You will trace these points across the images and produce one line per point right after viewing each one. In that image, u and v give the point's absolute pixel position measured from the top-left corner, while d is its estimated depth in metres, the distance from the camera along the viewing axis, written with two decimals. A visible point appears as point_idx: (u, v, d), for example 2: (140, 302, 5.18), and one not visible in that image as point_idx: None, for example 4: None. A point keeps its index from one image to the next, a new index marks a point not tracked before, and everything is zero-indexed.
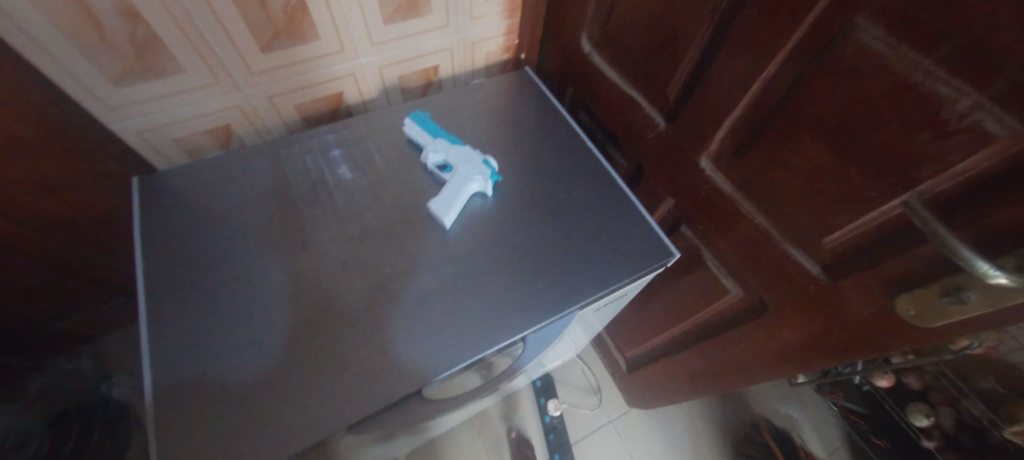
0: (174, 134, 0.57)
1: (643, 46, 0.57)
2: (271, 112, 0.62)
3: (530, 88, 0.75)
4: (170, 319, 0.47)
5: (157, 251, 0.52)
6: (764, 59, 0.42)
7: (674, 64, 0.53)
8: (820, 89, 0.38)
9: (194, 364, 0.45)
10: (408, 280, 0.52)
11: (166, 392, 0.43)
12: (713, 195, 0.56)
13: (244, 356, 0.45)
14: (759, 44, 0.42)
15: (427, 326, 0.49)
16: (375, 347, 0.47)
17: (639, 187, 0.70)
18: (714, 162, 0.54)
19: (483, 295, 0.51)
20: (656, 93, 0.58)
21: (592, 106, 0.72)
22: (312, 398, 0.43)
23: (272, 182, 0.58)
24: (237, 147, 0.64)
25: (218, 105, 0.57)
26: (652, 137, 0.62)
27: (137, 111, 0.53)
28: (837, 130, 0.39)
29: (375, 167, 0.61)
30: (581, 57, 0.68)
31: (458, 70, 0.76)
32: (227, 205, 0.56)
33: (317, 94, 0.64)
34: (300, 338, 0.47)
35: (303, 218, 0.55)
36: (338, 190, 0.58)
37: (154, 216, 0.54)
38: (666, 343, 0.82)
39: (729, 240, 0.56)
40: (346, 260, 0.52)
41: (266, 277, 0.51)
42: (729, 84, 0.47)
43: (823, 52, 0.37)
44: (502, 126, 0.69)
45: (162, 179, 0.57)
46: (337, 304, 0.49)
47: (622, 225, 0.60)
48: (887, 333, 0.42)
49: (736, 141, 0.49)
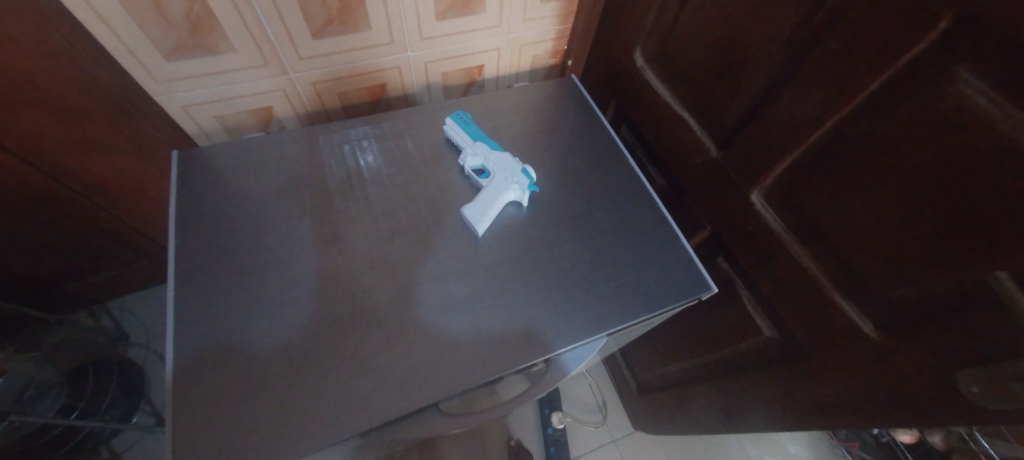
0: (217, 111, 0.57)
1: (702, 68, 0.54)
2: (314, 98, 0.61)
3: (574, 97, 0.73)
4: (198, 299, 0.47)
5: (188, 228, 0.51)
6: (840, 98, 0.39)
7: (735, 92, 0.51)
8: (901, 138, 0.36)
9: (215, 348, 0.45)
10: (436, 285, 0.50)
11: (188, 373, 0.43)
12: (760, 232, 0.53)
13: (266, 345, 0.45)
14: (836, 83, 0.39)
15: (451, 335, 0.47)
16: (397, 352, 0.46)
17: (678, 211, 0.67)
18: (766, 198, 0.51)
19: (510, 309, 0.50)
20: (710, 118, 0.55)
21: (637, 122, 0.69)
22: (328, 398, 0.43)
23: (307, 170, 0.58)
24: (276, 129, 0.64)
25: (264, 87, 0.57)
26: (698, 163, 0.59)
27: (185, 86, 0.53)
28: (914, 184, 0.36)
29: (411, 163, 0.60)
30: (632, 71, 0.66)
31: (502, 71, 0.74)
32: (261, 188, 0.56)
33: (360, 84, 0.63)
34: (323, 334, 0.46)
35: (335, 209, 0.55)
36: (371, 183, 0.57)
37: (191, 192, 0.54)
38: (683, 373, 0.79)
39: (771, 281, 0.54)
40: (374, 258, 0.51)
41: (294, 266, 0.50)
42: (794, 120, 0.44)
43: (910, 101, 0.34)
44: (541, 133, 0.67)
45: (201, 155, 0.57)
46: (362, 302, 0.48)
47: (659, 251, 0.57)
48: (940, 408, 0.38)
49: (793, 180, 0.47)
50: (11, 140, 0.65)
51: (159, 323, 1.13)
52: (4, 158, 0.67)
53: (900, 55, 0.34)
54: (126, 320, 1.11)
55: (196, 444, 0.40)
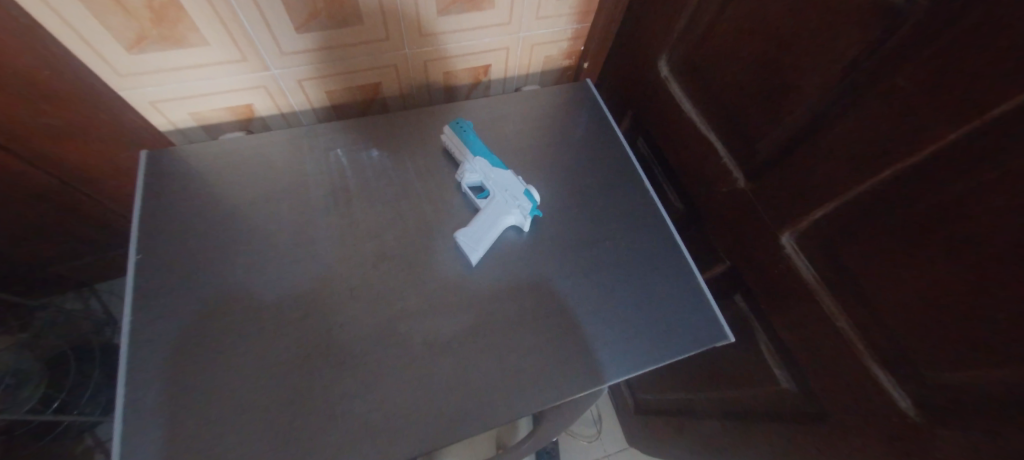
0: (192, 108, 0.51)
1: (737, 88, 0.48)
2: (300, 96, 0.56)
3: (588, 105, 0.66)
4: (159, 323, 0.43)
5: (151, 239, 0.47)
6: (903, 144, 0.33)
7: (775, 119, 0.44)
8: (976, 202, 0.30)
9: (170, 382, 0.40)
10: (421, 319, 0.46)
11: (138, 412, 0.39)
12: (786, 277, 0.47)
13: (227, 382, 0.41)
14: (901, 126, 0.33)
15: (433, 380, 0.43)
16: (371, 398, 0.41)
17: (694, 239, 0.61)
18: (798, 242, 0.45)
19: (500, 352, 0.45)
20: (740, 144, 0.49)
21: (656, 137, 0.63)
22: (289, 449, 0.38)
23: (288, 178, 0.52)
24: (259, 128, 0.58)
25: (243, 84, 0.51)
26: (723, 192, 0.53)
27: (153, 81, 0.47)
28: (984, 258, 0.30)
29: (402, 176, 0.54)
30: (654, 81, 0.59)
31: (511, 72, 0.67)
32: (234, 197, 0.50)
33: (352, 82, 0.57)
34: (291, 371, 0.42)
35: (315, 225, 0.50)
36: (358, 197, 0.52)
37: (157, 198, 0.49)
38: (684, 405, 0.74)
39: (795, 332, 0.48)
40: (356, 286, 0.47)
41: (266, 289, 0.46)
42: (841, 160, 0.38)
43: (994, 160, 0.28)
44: (548, 146, 0.61)
45: (172, 156, 0.52)
46: (339, 335, 0.44)
47: (672, 290, 0.52)
48: None
49: (833, 227, 0.41)
50: None
51: None
52: None
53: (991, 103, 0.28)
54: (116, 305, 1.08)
55: None
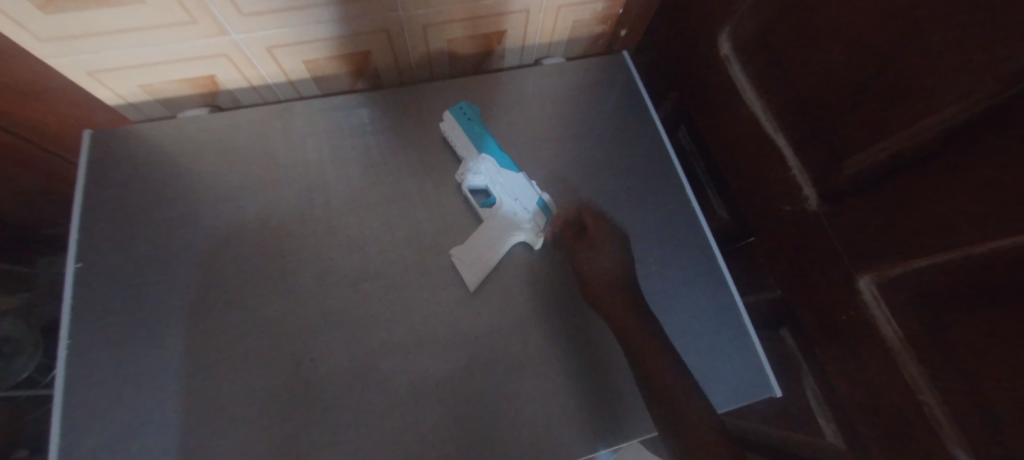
0: (141, 79, 0.43)
1: (828, 81, 0.36)
2: (272, 65, 0.46)
3: (623, 85, 0.55)
4: (105, 350, 0.37)
5: (97, 244, 0.40)
6: None
7: (875, 130, 0.33)
8: None
9: (117, 419, 0.35)
10: (408, 355, 0.39)
11: (79, 458, 0.34)
12: (856, 326, 0.38)
13: (181, 420, 0.35)
14: None
15: (418, 432, 0.36)
16: (344, 450, 0.35)
17: (740, 255, 0.52)
18: (880, 289, 0.35)
19: (497, 397, 0.38)
20: (819, 154, 0.38)
21: (704, 129, 0.52)
22: None
23: (259, 170, 0.44)
24: (228, 102, 0.49)
25: (198, 51, 0.41)
26: (786, 210, 0.43)
27: (83, 48, 0.38)
28: None
29: (395, 172, 0.45)
30: (711, 60, 0.48)
31: (531, 41, 0.55)
32: (194, 194, 0.43)
33: (336, 50, 0.46)
34: (254, 411, 0.36)
35: (289, 232, 0.42)
36: (340, 198, 0.43)
37: (102, 193, 0.42)
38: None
39: (855, 390, 0.40)
40: (333, 311, 0.39)
41: (227, 310, 0.39)
42: (967, 199, 0.28)
43: None
44: (571, 137, 0.51)
45: (123, 138, 0.44)
46: (313, 371, 0.37)
47: (709, 327, 0.45)
48: None
49: (937, 283, 0.31)
50: None
51: None
52: None
53: None
54: None
55: None
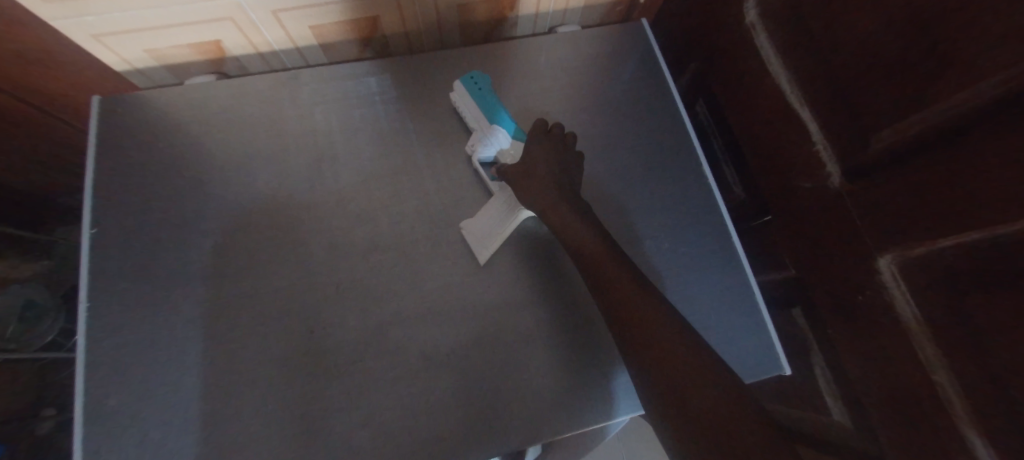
0: (146, 43, 0.42)
1: (859, 51, 0.34)
2: (278, 31, 0.45)
3: (641, 55, 0.52)
4: (123, 314, 0.38)
5: (111, 212, 0.40)
6: None
7: (906, 104, 0.32)
8: None
9: (139, 380, 0.36)
10: (419, 327, 0.39)
11: (105, 416, 0.35)
12: (873, 307, 0.37)
13: (199, 382, 0.37)
14: None
15: (427, 401, 0.37)
16: (356, 416, 0.36)
17: (756, 234, 0.51)
18: (900, 269, 0.34)
19: (504, 369, 0.39)
20: (844, 128, 0.37)
21: (724, 103, 0.50)
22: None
23: (268, 139, 0.43)
24: (235, 69, 0.48)
25: (202, 15, 0.40)
26: (807, 188, 0.41)
27: (85, 10, 0.37)
28: None
29: (404, 143, 0.45)
30: (735, 28, 0.45)
31: (546, 8, 0.53)
32: (204, 162, 0.42)
33: (343, 15, 0.45)
34: (269, 375, 0.37)
35: (299, 202, 0.42)
36: (349, 169, 0.43)
37: (114, 161, 0.42)
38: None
39: (867, 370, 0.39)
40: (343, 281, 0.40)
41: (240, 279, 0.39)
42: (997, 177, 0.26)
43: None
44: (585, 110, 0.50)
45: (131, 104, 0.43)
46: (325, 340, 0.38)
47: (721, 304, 0.45)
48: None
49: (961, 264, 0.30)
50: None
51: None
52: None
53: None
54: None
55: None
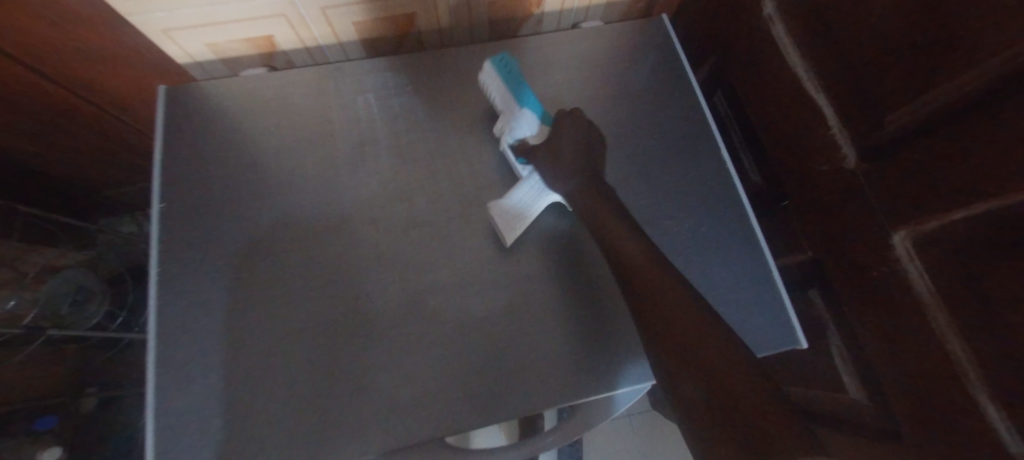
0: (207, 38, 0.46)
1: (874, 38, 0.36)
2: (325, 26, 0.48)
3: (661, 47, 0.55)
4: (186, 279, 0.41)
5: (173, 188, 0.44)
6: None
7: (919, 86, 0.33)
8: None
9: (201, 339, 0.40)
10: (453, 295, 0.42)
11: (172, 369, 0.39)
12: (889, 284, 0.39)
13: (255, 344, 0.40)
14: None
15: (462, 364, 0.40)
16: (397, 375, 0.39)
17: (774, 220, 0.53)
18: (914, 246, 0.36)
19: (533, 337, 0.41)
20: (859, 113, 0.39)
21: (742, 93, 0.52)
22: (319, 417, 0.38)
23: (314, 124, 0.47)
24: (282, 63, 0.52)
25: (260, 11, 0.44)
26: (823, 172, 0.43)
27: (159, 5, 0.41)
28: None
29: (439, 128, 0.48)
30: (754, 20, 0.48)
31: (571, 4, 0.56)
32: (257, 146, 0.46)
33: (383, 12, 0.49)
34: (316, 337, 0.40)
35: (344, 181, 0.45)
36: (389, 151, 0.46)
37: (177, 144, 0.46)
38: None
39: (883, 346, 0.41)
40: (384, 253, 0.43)
41: (289, 251, 0.43)
42: (1006, 152, 0.28)
43: None
44: (608, 100, 0.53)
45: (192, 93, 0.47)
46: (367, 306, 0.41)
47: (737, 282, 0.47)
48: None
49: (973, 237, 0.31)
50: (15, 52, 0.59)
51: None
52: (12, 68, 0.62)
53: None
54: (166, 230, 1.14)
55: (174, 445, 0.37)
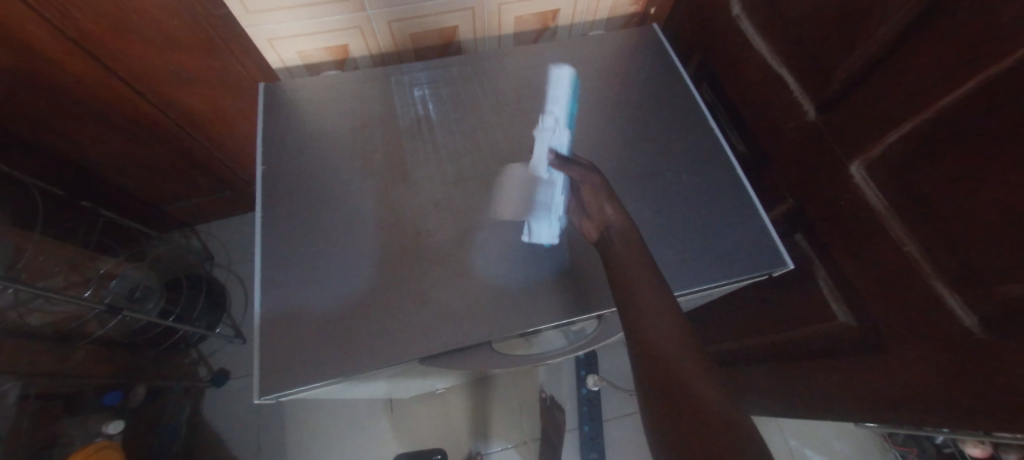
0: (299, 46, 0.62)
1: (815, 19, 0.48)
2: (387, 36, 0.64)
3: (653, 48, 0.68)
4: (288, 221, 0.54)
5: (272, 162, 0.58)
6: (978, 62, 0.34)
7: (854, 47, 0.45)
8: None
9: (297, 269, 0.51)
10: (488, 230, 0.54)
11: (274, 290, 0.50)
12: (851, 207, 0.48)
13: (339, 271, 0.51)
14: (975, 43, 0.34)
15: (505, 284, 0.50)
16: (455, 289, 0.50)
17: (757, 181, 0.63)
18: (867, 171, 0.46)
19: (558, 263, 0.51)
20: (813, 76, 0.50)
21: (721, 80, 0.65)
22: (392, 325, 0.48)
23: (381, 107, 0.62)
24: (351, 67, 0.68)
25: (342, 23, 0.59)
26: (791, 128, 0.54)
27: (271, 20, 0.57)
28: None
29: (479, 111, 0.62)
30: (725, 20, 0.61)
31: (578, 19, 0.71)
32: (338, 127, 0.61)
33: (432, 26, 0.64)
34: (387, 263, 0.52)
35: (406, 151, 0.59)
36: (439, 128, 0.61)
37: (275, 129, 0.60)
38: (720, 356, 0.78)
39: (854, 264, 0.49)
40: (439, 200, 0.56)
41: (363, 202, 0.56)
42: (922, 80, 0.39)
43: None
44: (613, 89, 0.65)
45: (283, 87, 0.62)
46: (426, 240, 0.53)
47: (731, 223, 0.55)
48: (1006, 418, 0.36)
49: (909, 150, 0.41)
50: (133, 79, 0.75)
51: (240, 249, 1.27)
52: (128, 93, 0.77)
53: None
54: (213, 243, 1.26)
55: (274, 349, 0.46)
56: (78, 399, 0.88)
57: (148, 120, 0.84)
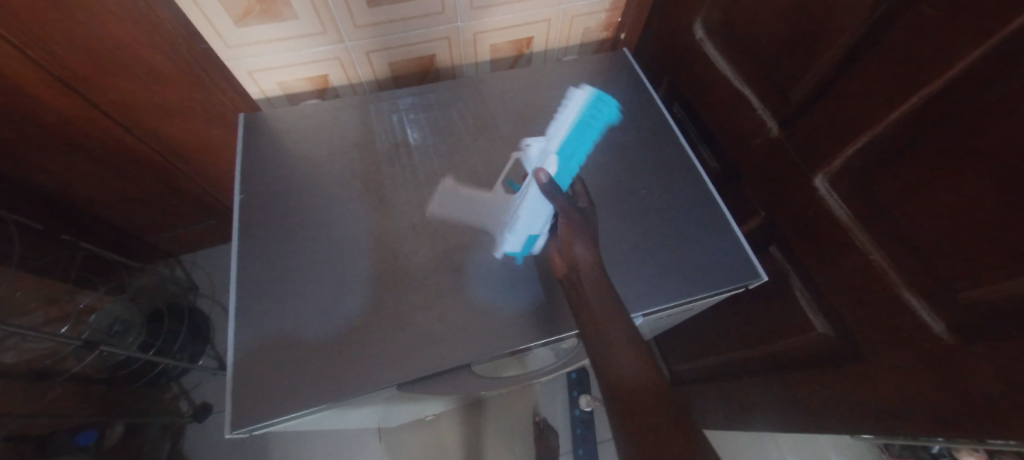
0: (280, 77, 0.63)
1: (772, 41, 0.51)
2: (366, 66, 0.65)
3: (624, 71, 0.71)
4: (266, 249, 0.54)
5: (252, 191, 0.58)
6: (923, 77, 0.36)
7: (809, 66, 0.47)
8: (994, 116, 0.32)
9: (275, 297, 0.51)
10: (466, 252, 0.54)
11: (250, 319, 0.49)
12: (819, 219, 0.49)
13: (316, 298, 0.51)
14: (918, 58, 0.36)
15: (484, 306, 0.50)
16: (433, 313, 0.50)
17: (730, 197, 0.64)
18: (831, 183, 0.47)
19: (536, 283, 0.52)
20: (775, 94, 0.52)
21: (690, 100, 0.67)
22: (371, 351, 0.47)
23: (360, 134, 0.63)
24: (331, 97, 0.70)
25: (322, 55, 0.61)
26: (759, 144, 0.56)
27: (251, 53, 0.59)
28: (1000, 166, 0.32)
29: (456, 135, 0.64)
30: (690, 44, 0.64)
31: (552, 45, 0.74)
32: (317, 154, 0.61)
33: (411, 55, 0.66)
34: (367, 287, 0.52)
35: (384, 176, 0.60)
36: (417, 152, 0.62)
37: (254, 158, 0.60)
38: (707, 371, 0.78)
39: (826, 274, 0.50)
40: (417, 224, 0.56)
41: (343, 227, 0.56)
42: (872, 96, 0.41)
43: (1009, 68, 0.30)
44: (586, 111, 0.67)
45: (264, 117, 0.64)
46: (405, 264, 0.53)
47: (704, 238, 0.56)
48: (984, 421, 0.36)
49: (867, 162, 0.43)
50: (116, 113, 0.75)
51: (224, 278, 1.25)
52: (111, 126, 0.78)
53: (997, 29, 0.30)
54: (197, 273, 1.25)
55: (248, 380, 0.46)
56: (53, 437, 0.85)
57: (132, 151, 0.85)
